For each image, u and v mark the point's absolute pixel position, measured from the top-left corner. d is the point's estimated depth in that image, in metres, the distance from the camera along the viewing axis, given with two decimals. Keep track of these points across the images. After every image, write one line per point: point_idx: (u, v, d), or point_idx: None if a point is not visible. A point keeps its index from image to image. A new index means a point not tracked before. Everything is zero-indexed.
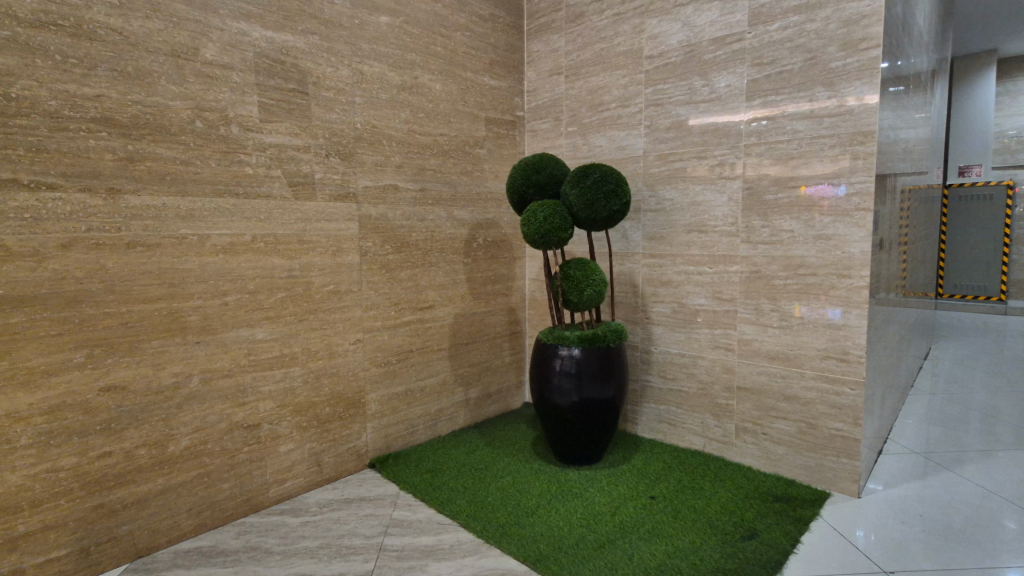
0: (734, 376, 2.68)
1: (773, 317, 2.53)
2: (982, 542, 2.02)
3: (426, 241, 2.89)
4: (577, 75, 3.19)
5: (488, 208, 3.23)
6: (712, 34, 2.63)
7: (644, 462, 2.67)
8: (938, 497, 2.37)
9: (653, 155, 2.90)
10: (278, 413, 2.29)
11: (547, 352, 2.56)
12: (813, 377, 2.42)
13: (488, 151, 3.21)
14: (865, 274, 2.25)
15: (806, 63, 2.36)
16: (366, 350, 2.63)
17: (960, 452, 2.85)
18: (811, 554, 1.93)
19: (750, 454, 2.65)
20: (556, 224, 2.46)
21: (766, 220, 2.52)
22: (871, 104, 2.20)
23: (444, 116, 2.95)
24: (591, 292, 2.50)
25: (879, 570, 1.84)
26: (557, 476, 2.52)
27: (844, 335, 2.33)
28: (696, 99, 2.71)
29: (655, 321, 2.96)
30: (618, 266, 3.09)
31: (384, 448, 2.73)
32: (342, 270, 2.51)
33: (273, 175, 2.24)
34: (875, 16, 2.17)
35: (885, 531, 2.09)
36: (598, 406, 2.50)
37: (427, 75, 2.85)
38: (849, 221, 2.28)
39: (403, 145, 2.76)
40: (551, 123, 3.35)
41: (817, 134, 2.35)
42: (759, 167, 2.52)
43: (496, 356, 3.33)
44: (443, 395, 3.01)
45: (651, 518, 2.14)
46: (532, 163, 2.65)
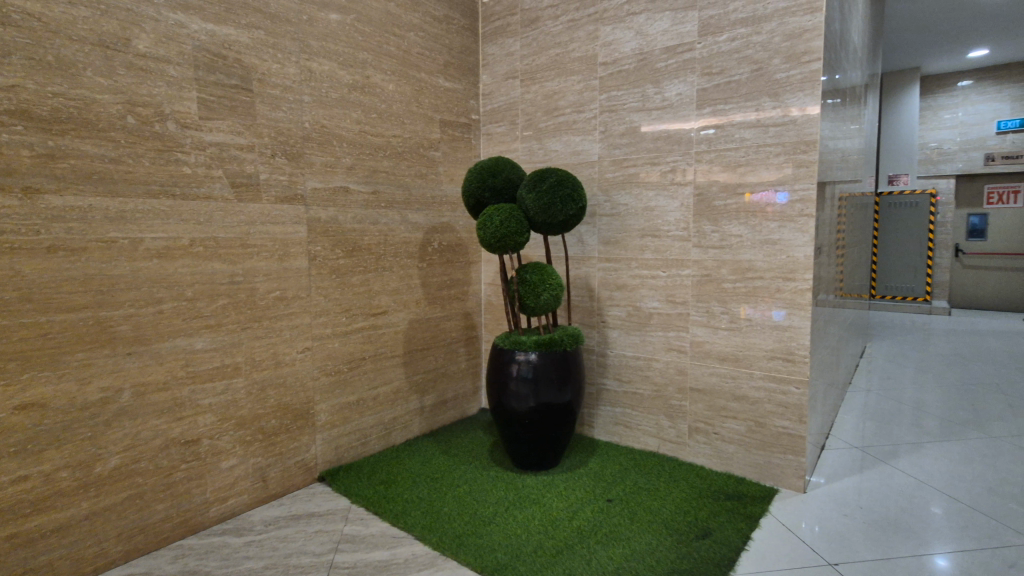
0: (686, 377, 2.74)
1: (724, 320, 2.60)
2: (916, 531, 2.14)
3: (380, 245, 2.81)
4: (533, 79, 3.19)
5: (443, 212, 3.18)
6: (664, 43, 2.69)
7: (600, 465, 2.68)
8: (875, 489, 2.50)
9: (607, 160, 2.93)
10: (220, 426, 2.16)
11: (504, 357, 2.54)
12: (761, 377, 2.50)
13: (443, 154, 3.17)
14: (808, 277, 2.34)
15: (753, 73, 2.44)
16: (316, 359, 2.52)
17: (894, 445, 3.01)
18: (762, 549, 1.98)
19: (702, 453, 2.71)
20: (512, 228, 2.45)
21: (716, 225, 2.59)
22: (813, 115, 2.29)
23: (397, 117, 2.89)
24: (548, 296, 2.50)
25: (824, 563, 1.91)
26: (514, 483, 2.49)
27: (789, 336, 2.42)
28: (649, 106, 2.76)
29: (610, 325, 2.99)
30: (574, 270, 3.11)
31: (335, 460, 2.63)
32: (289, 276, 2.40)
33: (213, 176, 2.12)
34: (816, 30, 2.27)
35: (828, 524, 2.17)
36: (555, 411, 2.50)
37: (379, 75, 2.78)
38: (793, 226, 2.37)
39: (354, 145, 2.67)
40: (507, 127, 3.34)
41: (763, 143, 2.43)
42: (709, 174, 2.59)
43: (452, 362, 3.28)
44: (397, 402, 2.94)
45: (608, 521, 2.14)
46: (489, 166, 2.63)
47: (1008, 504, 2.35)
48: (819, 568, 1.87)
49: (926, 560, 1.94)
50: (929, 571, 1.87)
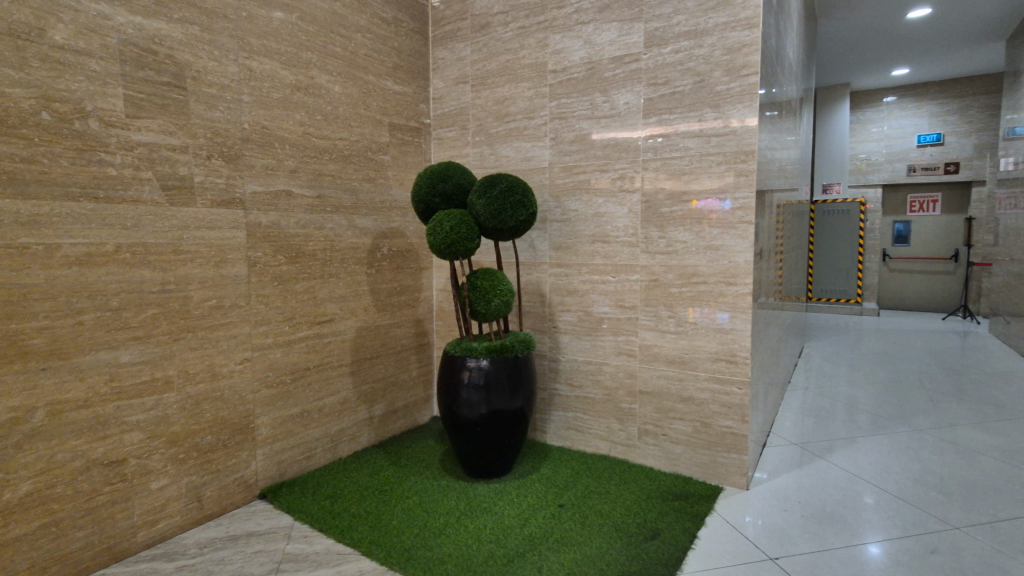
0: (636, 380, 2.79)
1: (671, 323, 2.66)
2: (849, 522, 2.25)
3: (325, 251, 2.73)
4: (483, 84, 3.18)
5: (393, 217, 3.12)
6: (611, 53, 2.74)
7: (552, 471, 2.69)
8: (813, 483, 2.62)
9: (557, 167, 2.96)
10: (149, 444, 2.03)
11: (455, 364, 2.51)
12: (706, 379, 2.58)
13: (392, 158, 3.11)
14: (749, 282, 2.43)
15: (696, 85, 2.52)
16: (256, 370, 2.41)
17: (829, 441, 3.17)
18: (708, 547, 2.03)
19: (651, 455, 2.76)
20: (462, 234, 2.42)
21: (663, 231, 2.65)
22: (751, 126, 2.39)
23: (344, 120, 2.82)
24: (498, 302, 2.48)
25: (765, 557, 1.97)
26: (465, 492, 2.46)
27: (731, 338, 2.50)
28: (598, 115, 2.81)
29: (562, 330, 3.01)
30: (526, 276, 3.11)
31: (277, 476, 2.52)
32: (226, 283, 2.28)
33: (142, 178, 2.00)
34: (753, 45, 2.37)
35: (770, 519, 2.26)
36: (507, 417, 2.48)
37: (325, 76, 2.71)
38: (734, 233, 2.46)
39: (298, 148, 2.59)
40: (458, 132, 3.32)
41: (705, 152, 2.51)
42: (656, 181, 2.66)
43: (403, 370, 3.22)
44: (344, 413, 2.85)
45: (560, 527, 2.15)
46: (439, 171, 2.60)
47: (931, 493, 2.51)
48: (762, 563, 1.94)
49: (858, 550, 2.04)
50: (862, 560, 1.97)
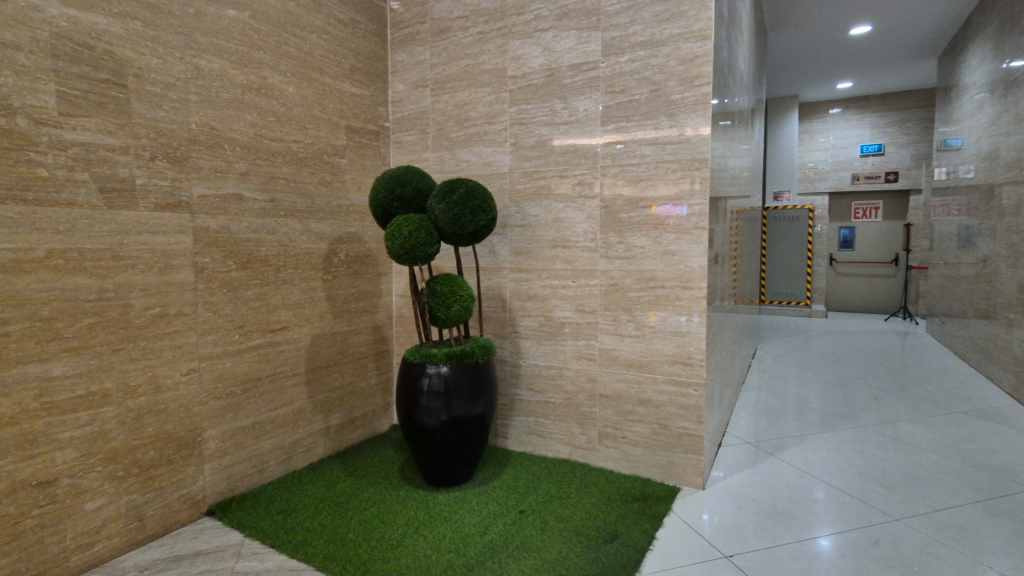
0: (596, 384, 2.81)
1: (630, 327, 2.70)
2: (799, 518, 2.33)
3: (279, 256, 2.64)
4: (443, 89, 3.17)
5: (350, 221, 3.06)
6: (570, 60, 2.77)
7: (513, 477, 2.68)
8: (765, 481, 2.70)
9: (518, 172, 2.96)
10: (84, 462, 1.91)
11: (414, 371, 2.47)
12: (664, 382, 2.62)
13: (349, 161, 3.05)
14: (703, 286, 2.50)
15: (651, 93, 2.58)
16: (204, 381, 2.31)
17: (781, 439, 3.28)
18: (665, 548, 2.06)
19: (611, 458, 2.79)
20: (421, 239, 2.39)
21: (621, 236, 2.69)
22: (705, 134, 2.46)
23: (299, 122, 2.74)
24: (458, 308, 2.46)
25: (720, 555, 2.02)
26: (425, 502, 2.42)
27: (688, 341, 2.55)
28: (557, 121, 2.83)
29: (523, 335, 3.01)
30: (486, 281, 3.10)
31: (227, 491, 2.42)
32: (171, 290, 2.18)
33: (77, 180, 1.89)
34: (706, 56, 2.44)
35: (725, 517, 2.31)
36: (468, 424, 2.46)
37: (278, 76, 2.63)
38: (689, 238, 2.52)
39: (249, 150, 2.50)
40: (417, 136, 3.28)
41: (662, 159, 2.57)
42: (614, 187, 2.70)
43: (361, 378, 3.15)
44: (299, 424, 2.76)
45: (520, 533, 2.14)
46: (397, 175, 2.56)
47: (874, 486, 2.63)
48: (717, 561, 1.98)
49: (808, 544, 2.12)
50: (811, 554, 2.04)
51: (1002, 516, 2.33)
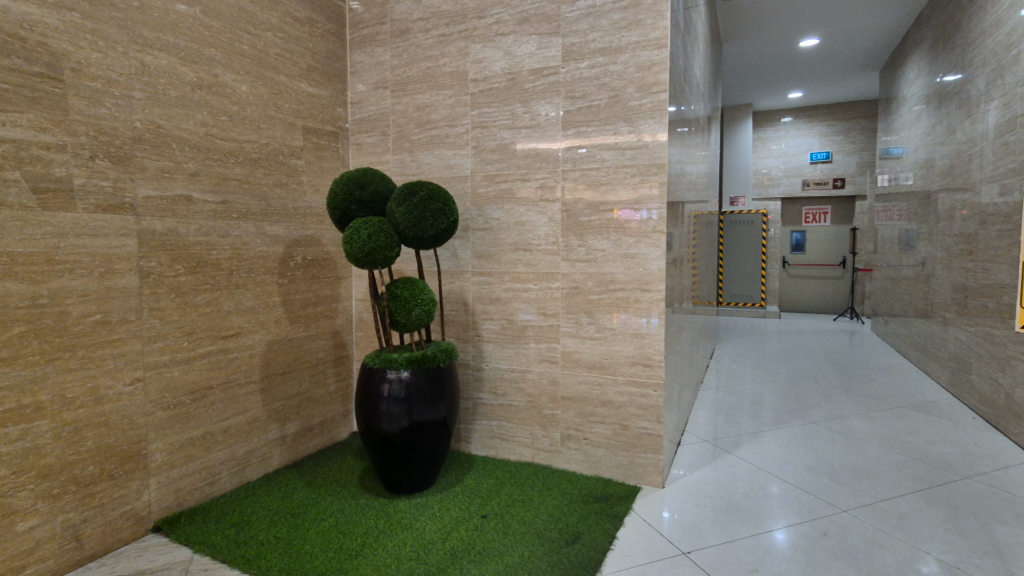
0: (558, 387, 2.83)
1: (591, 329, 2.73)
2: (754, 512, 2.40)
3: (231, 260, 2.55)
4: (404, 90, 3.13)
5: (307, 224, 2.99)
6: (531, 65, 2.79)
7: (476, 481, 2.66)
8: (722, 478, 2.77)
9: (479, 175, 2.96)
10: (15, 481, 1.79)
11: (374, 376, 2.43)
12: (624, 383, 2.66)
13: (306, 163, 2.98)
14: (662, 288, 2.55)
15: (610, 99, 2.62)
16: (149, 391, 2.21)
17: (737, 436, 3.38)
18: (626, 547, 2.09)
19: (573, 460, 2.82)
20: (381, 242, 2.35)
21: (582, 239, 2.72)
22: (662, 140, 2.52)
23: (253, 121, 2.66)
24: (419, 312, 2.43)
25: (678, 552, 2.06)
26: (386, 509, 2.38)
27: (648, 343, 2.60)
28: (518, 125, 2.84)
29: (485, 338, 3.00)
30: (448, 284, 3.08)
31: (174, 506, 2.31)
32: (113, 296, 2.08)
33: (8, 179, 1.77)
34: (663, 64, 2.50)
35: (683, 514, 2.36)
36: (429, 429, 2.43)
37: (230, 74, 2.55)
38: (648, 242, 2.57)
39: (199, 150, 2.41)
40: (377, 137, 3.24)
41: (621, 164, 2.61)
42: (575, 191, 2.73)
43: (319, 385, 3.07)
44: (253, 434, 2.67)
45: (482, 538, 2.13)
46: (356, 177, 2.52)
47: (824, 480, 2.74)
48: (675, 559, 2.02)
49: (762, 537, 2.18)
50: (765, 548, 2.10)
51: (938, 504, 2.47)
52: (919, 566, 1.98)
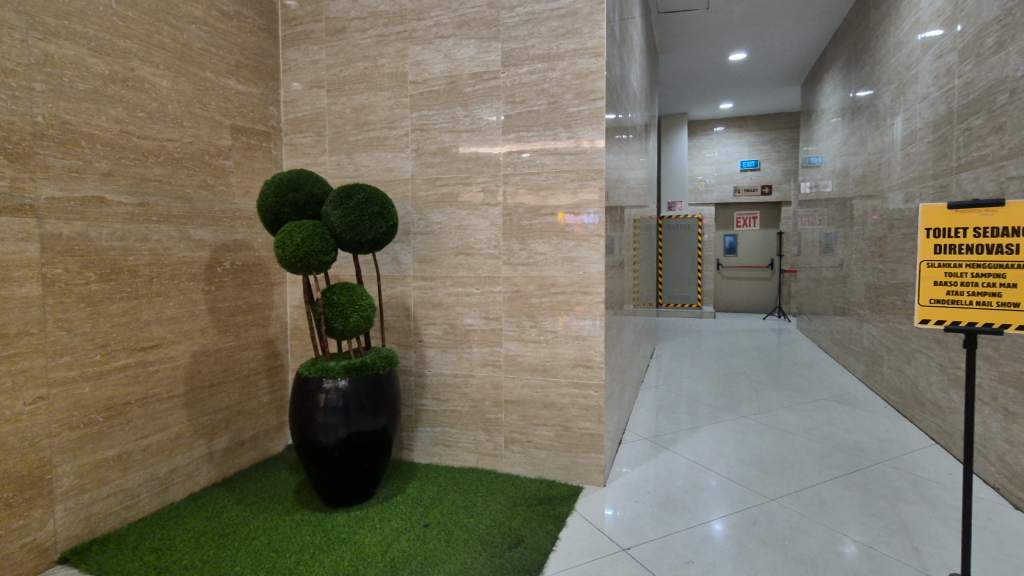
0: (501, 390, 2.83)
1: (532, 332, 2.75)
2: (690, 506, 2.49)
3: (151, 267, 2.39)
4: (340, 90, 3.05)
5: (236, 228, 2.84)
6: (470, 68, 2.79)
7: (418, 490, 2.61)
8: (660, 474, 2.86)
9: (420, 178, 2.92)
10: None
11: (309, 386, 2.34)
12: (566, 384, 2.70)
13: (234, 163, 2.84)
14: (601, 291, 2.61)
15: (550, 105, 2.65)
16: (54, 410, 2.02)
17: (675, 433, 3.49)
18: (568, 547, 2.11)
19: (517, 463, 2.82)
20: (316, 246, 2.27)
21: (524, 243, 2.74)
22: (599, 147, 2.58)
23: (174, 119, 2.51)
24: (357, 318, 2.36)
25: (618, 549, 2.10)
26: (323, 524, 2.29)
27: (589, 344, 2.65)
28: (459, 128, 2.83)
29: (427, 343, 2.96)
30: (388, 289, 3.01)
31: (85, 533, 2.13)
32: (9, 308, 1.89)
33: None
34: (599, 72, 2.57)
35: (624, 511, 2.42)
36: (368, 439, 2.37)
37: (149, 68, 2.39)
38: (588, 245, 2.62)
39: (113, 148, 2.25)
40: (313, 138, 3.13)
41: (561, 169, 2.65)
42: (516, 196, 2.74)
43: (251, 397, 2.92)
44: (176, 451, 2.50)
45: (423, 547, 2.09)
46: (289, 179, 2.42)
47: (754, 471, 2.88)
48: (615, 556, 2.06)
49: (698, 530, 2.27)
50: (701, 540, 2.18)
51: (855, 488, 2.65)
52: (839, 548, 2.11)
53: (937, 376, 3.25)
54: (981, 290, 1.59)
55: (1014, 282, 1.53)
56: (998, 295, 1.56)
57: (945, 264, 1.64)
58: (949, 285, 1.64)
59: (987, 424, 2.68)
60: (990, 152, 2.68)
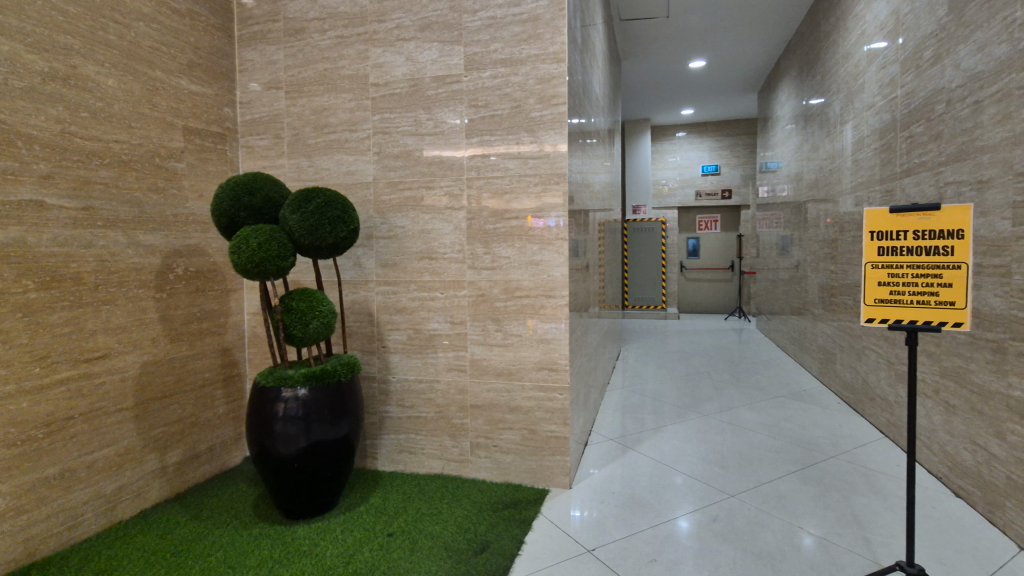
0: (466, 395, 2.82)
1: (497, 336, 2.74)
2: (654, 505, 2.52)
3: (96, 274, 2.28)
4: (299, 92, 2.98)
5: (190, 233, 2.74)
6: (433, 72, 2.78)
7: (382, 499, 2.57)
8: (625, 474, 2.89)
9: (382, 182, 2.88)
10: None
11: (267, 396, 2.27)
12: (532, 388, 2.70)
13: (187, 165, 2.74)
14: (565, 294, 2.63)
15: (512, 109, 2.66)
16: None
17: (640, 433, 3.54)
18: (533, 551, 2.11)
19: (483, 468, 2.81)
20: (273, 251, 2.21)
21: (488, 247, 2.73)
22: (562, 151, 2.60)
23: (121, 119, 2.41)
24: (317, 324, 2.31)
25: (583, 550, 2.12)
26: (282, 537, 2.22)
27: (554, 347, 2.66)
28: (422, 132, 2.81)
29: (391, 349, 2.91)
30: (350, 295, 2.95)
31: (23, 557, 2.01)
32: None
33: None
34: (561, 78, 2.59)
35: (589, 513, 2.43)
36: (330, 448, 2.31)
37: (93, 66, 2.29)
38: (551, 249, 2.64)
39: (54, 150, 2.14)
40: (271, 140, 3.05)
41: (524, 173, 2.66)
42: (479, 200, 2.74)
43: (206, 408, 2.82)
44: (124, 467, 2.39)
45: (387, 557, 2.06)
46: (245, 182, 2.35)
47: (715, 468, 2.94)
48: (580, 557, 2.07)
49: (661, 528, 2.30)
50: (664, 538, 2.21)
51: (810, 482, 2.74)
52: (795, 541, 2.18)
53: (886, 372, 3.40)
54: (921, 290, 1.67)
55: (951, 282, 1.61)
56: (936, 294, 1.63)
57: (888, 265, 1.72)
58: (892, 285, 1.72)
59: (930, 417, 2.81)
60: (930, 158, 2.83)
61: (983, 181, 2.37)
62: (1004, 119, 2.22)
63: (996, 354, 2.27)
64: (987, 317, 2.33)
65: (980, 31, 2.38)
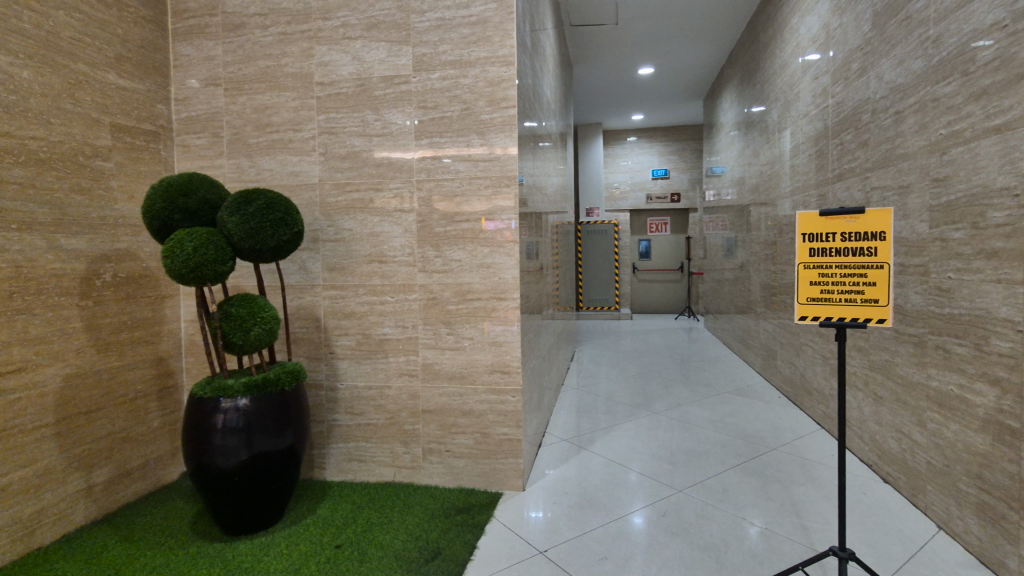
0: (417, 401, 2.77)
1: (449, 340, 2.72)
2: (605, 503, 2.56)
3: (10, 281, 2.11)
4: (239, 90, 2.86)
5: (118, 236, 2.58)
6: (380, 72, 2.73)
7: (331, 510, 2.49)
8: (578, 473, 2.92)
9: (329, 183, 2.80)
10: None
11: (204, 407, 2.16)
12: (484, 391, 2.69)
13: (115, 165, 2.58)
14: (516, 296, 2.63)
15: (462, 111, 2.65)
16: None
17: (592, 432, 3.59)
18: (486, 555, 2.10)
19: (436, 473, 2.77)
20: (210, 256, 2.10)
21: (438, 250, 2.71)
22: (512, 154, 2.60)
23: (39, 115, 2.24)
24: (258, 331, 2.22)
25: (536, 552, 2.12)
26: (223, 555, 2.12)
27: (506, 350, 2.66)
28: (369, 132, 2.75)
29: (338, 355, 2.83)
30: (295, 300, 2.86)
31: None
32: None
33: None
34: (510, 81, 2.60)
35: (542, 514, 2.44)
36: (274, 459, 2.23)
37: (6, 56, 2.12)
38: (502, 251, 2.64)
39: None
40: (209, 139, 2.91)
41: (474, 176, 2.65)
42: (429, 202, 2.71)
43: (139, 421, 2.66)
44: (44, 489, 2.21)
45: (334, 570, 2.00)
46: (178, 183, 2.22)
47: (664, 464, 3.02)
48: (532, 559, 2.07)
49: (612, 526, 2.33)
50: (614, 536, 2.24)
51: (753, 474, 2.85)
52: (740, 532, 2.26)
53: (821, 366, 3.58)
54: (848, 289, 1.76)
55: (874, 280, 1.71)
56: (862, 292, 1.73)
57: (818, 265, 1.81)
58: (822, 284, 1.80)
59: (861, 408, 2.98)
60: (858, 164, 3.00)
61: (904, 186, 2.53)
62: (922, 128, 2.38)
63: (917, 348, 2.43)
64: (909, 313, 2.49)
65: (899, 47, 2.56)
